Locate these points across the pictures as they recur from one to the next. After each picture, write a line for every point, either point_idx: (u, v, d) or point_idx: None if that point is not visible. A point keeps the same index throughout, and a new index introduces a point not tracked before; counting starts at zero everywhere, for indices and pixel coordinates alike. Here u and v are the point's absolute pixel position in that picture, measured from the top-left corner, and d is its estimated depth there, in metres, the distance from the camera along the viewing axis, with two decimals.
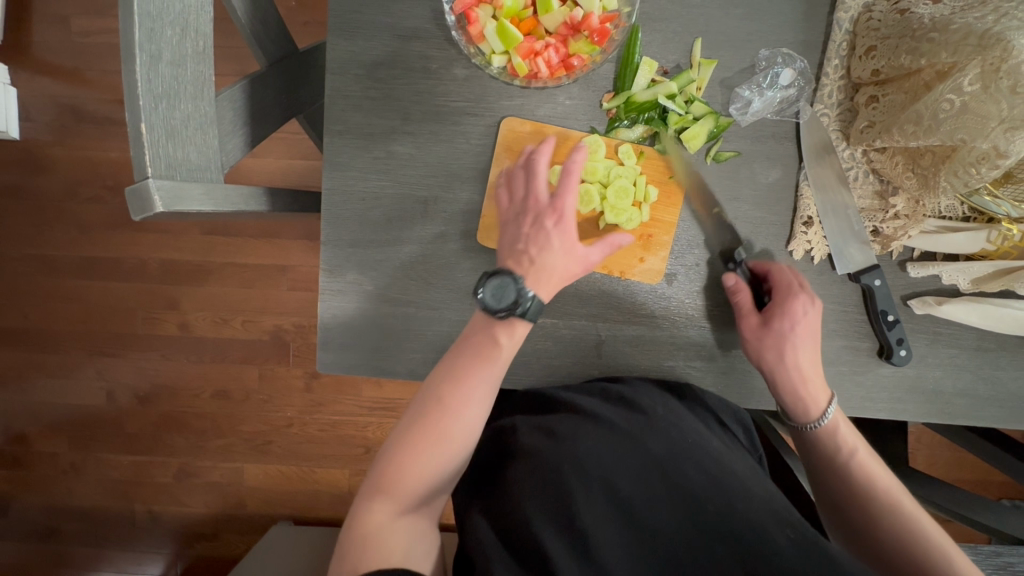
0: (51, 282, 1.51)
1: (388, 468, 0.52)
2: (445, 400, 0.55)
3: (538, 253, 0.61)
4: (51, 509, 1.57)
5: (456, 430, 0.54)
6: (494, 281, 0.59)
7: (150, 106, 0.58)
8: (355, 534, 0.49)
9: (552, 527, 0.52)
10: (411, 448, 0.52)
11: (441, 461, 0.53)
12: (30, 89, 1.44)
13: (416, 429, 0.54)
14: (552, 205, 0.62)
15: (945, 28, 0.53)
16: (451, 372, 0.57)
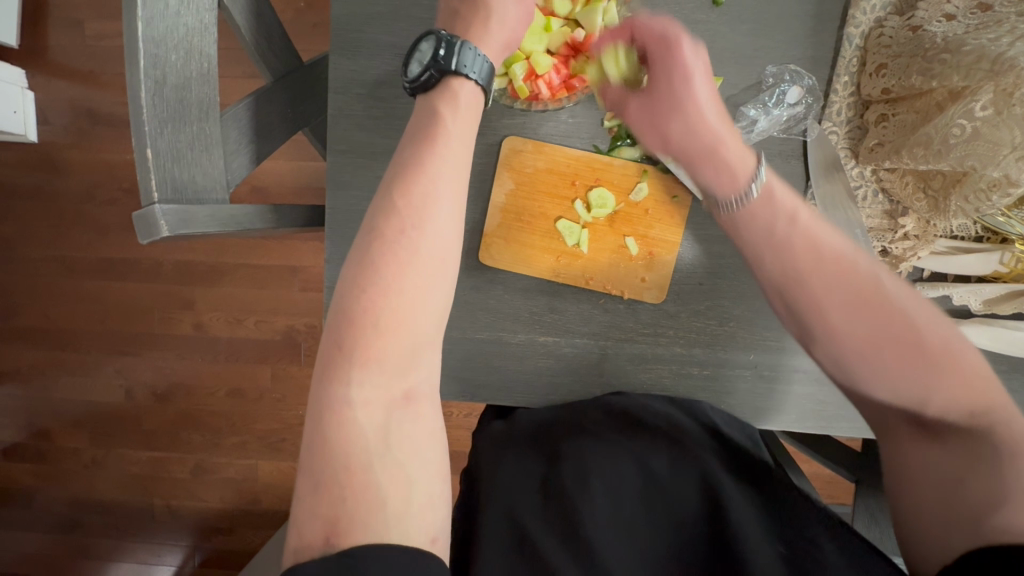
0: (71, 282, 1.55)
1: (352, 315, 0.46)
2: (402, 218, 0.48)
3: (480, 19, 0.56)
4: (74, 501, 1.62)
5: (426, 248, 0.48)
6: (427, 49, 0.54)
7: (155, 131, 0.59)
8: (337, 424, 0.44)
9: (555, 542, 0.57)
10: (370, 275, 0.46)
11: (417, 296, 0.47)
12: (46, 92, 1.46)
13: (376, 252, 0.47)
14: None
15: (957, 48, 0.51)
16: (401, 181, 0.49)
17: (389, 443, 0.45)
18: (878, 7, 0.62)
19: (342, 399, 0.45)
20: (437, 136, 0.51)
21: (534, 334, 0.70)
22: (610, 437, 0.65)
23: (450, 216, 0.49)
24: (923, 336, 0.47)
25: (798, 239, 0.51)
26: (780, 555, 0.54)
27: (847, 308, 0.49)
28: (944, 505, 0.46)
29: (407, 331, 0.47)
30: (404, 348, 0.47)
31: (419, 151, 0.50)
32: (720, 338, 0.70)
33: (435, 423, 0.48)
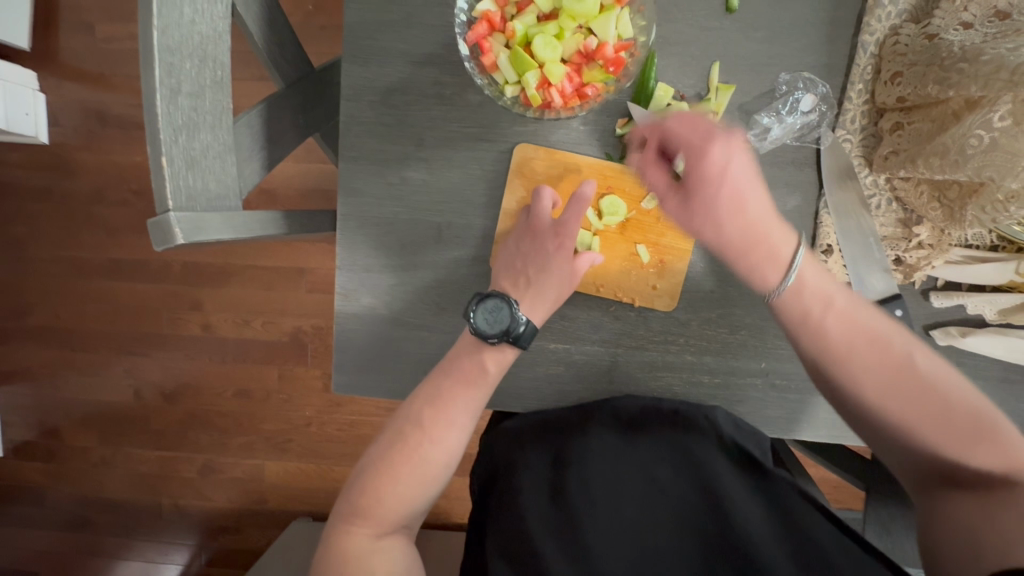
0: (81, 283, 1.56)
1: (369, 492, 0.60)
2: (424, 424, 0.63)
3: (535, 274, 0.65)
4: (84, 500, 1.63)
5: (432, 455, 0.62)
6: (488, 304, 0.62)
7: (171, 139, 0.59)
8: (339, 553, 0.58)
9: (554, 543, 0.62)
10: (390, 465, 0.61)
11: (417, 484, 0.61)
12: (58, 94, 1.47)
13: (396, 445, 0.62)
14: (556, 227, 0.65)
15: (975, 58, 0.51)
16: (425, 396, 0.64)
17: (373, 555, 0.58)
18: (894, 14, 0.61)
19: (343, 535, 0.59)
20: (470, 375, 0.63)
21: (544, 341, 0.70)
22: (614, 447, 0.70)
23: (456, 434, 0.63)
24: (952, 411, 0.54)
25: (832, 323, 0.57)
26: (788, 555, 0.58)
27: (883, 388, 0.56)
28: (960, 544, 0.51)
29: (404, 504, 0.61)
30: (398, 518, 0.61)
31: (443, 378, 0.64)
32: (731, 346, 0.69)
33: (415, 568, 0.60)
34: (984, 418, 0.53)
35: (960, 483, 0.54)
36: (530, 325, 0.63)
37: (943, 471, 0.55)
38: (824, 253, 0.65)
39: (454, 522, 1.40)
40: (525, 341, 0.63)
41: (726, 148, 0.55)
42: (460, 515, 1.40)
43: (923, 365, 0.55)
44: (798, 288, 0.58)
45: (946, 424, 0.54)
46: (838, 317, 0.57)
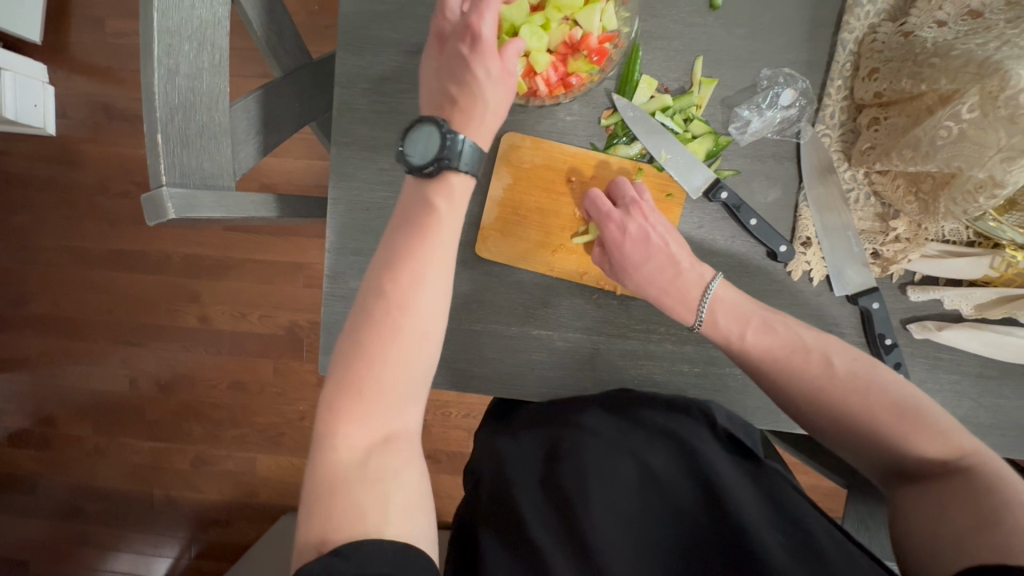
0: (82, 272, 1.58)
1: (344, 391, 0.49)
2: (388, 294, 0.51)
3: (460, 88, 0.57)
4: (76, 489, 1.64)
5: (409, 324, 0.50)
6: (414, 130, 0.55)
7: (167, 118, 0.61)
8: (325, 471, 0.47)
9: (549, 539, 0.58)
10: (360, 351, 0.49)
11: (400, 368, 0.50)
12: (66, 87, 1.50)
13: (363, 328, 0.50)
14: (465, 24, 0.55)
15: (946, 53, 0.53)
16: (392, 260, 0.52)
17: (363, 479, 0.46)
18: (873, 13, 0.63)
19: (326, 451, 0.47)
20: (430, 224, 0.53)
21: (528, 327, 0.71)
22: (607, 436, 0.66)
23: (438, 299, 0.52)
24: (879, 404, 0.58)
25: (753, 338, 0.63)
26: (784, 546, 0.54)
27: (801, 394, 0.62)
28: (929, 535, 0.50)
29: (391, 397, 0.49)
30: (383, 408, 0.49)
31: (409, 237, 0.53)
32: (712, 337, 0.70)
33: (418, 479, 0.49)
34: (906, 407, 0.57)
35: (908, 474, 0.56)
36: (463, 138, 0.54)
37: (895, 466, 0.58)
38: (803, 244, 0.67)
39: (443, 520, 1.40)
40: (459, 158, 0.54)
41: (626, 216, 0.65)
42: (449, 513, 1.40)
43: (842, 367, 0.61)
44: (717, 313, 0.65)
45: (869, 420, 0.59)
46: (756, 333, 0.63)
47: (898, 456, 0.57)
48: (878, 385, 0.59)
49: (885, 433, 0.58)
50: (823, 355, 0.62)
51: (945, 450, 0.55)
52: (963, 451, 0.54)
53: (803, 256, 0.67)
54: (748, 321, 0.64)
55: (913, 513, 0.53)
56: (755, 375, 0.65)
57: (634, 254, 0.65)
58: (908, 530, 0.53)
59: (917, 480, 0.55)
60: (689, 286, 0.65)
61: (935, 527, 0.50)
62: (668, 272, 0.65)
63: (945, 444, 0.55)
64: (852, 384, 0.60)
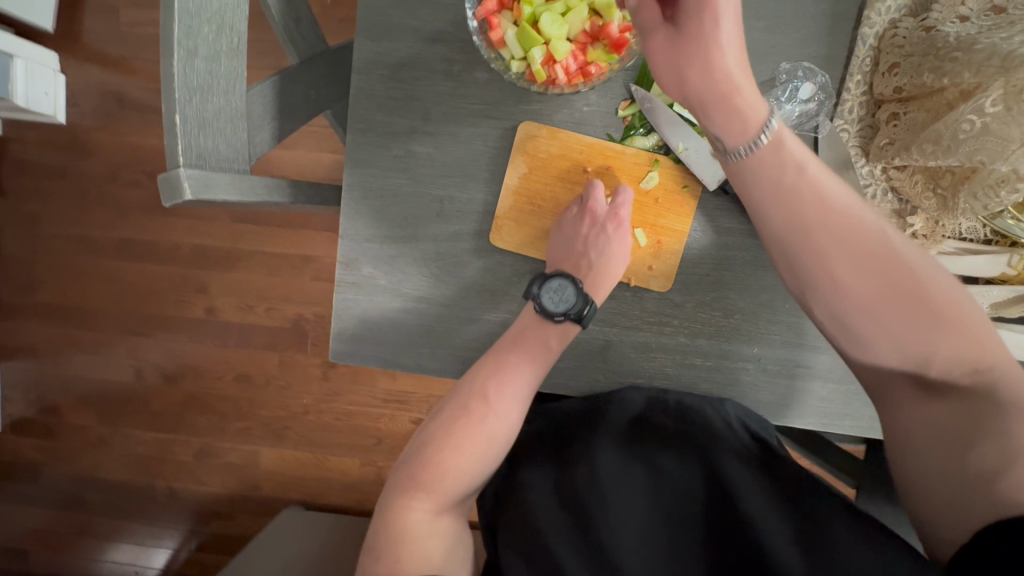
0: (90, 261, 1.58)
1: (430, 470, 0.62)
2: (487, 398, 0.65)
3: (597, 256, 0.69)
4: (78, 478, 1.64)
5: (495, 429, 0.65)
6: (554, 284, 0.68)
7: (184, 99, 0.61)
8: (397, 526, 0.58)
9: (571, 545, 0.59)
10: (454, 442, 0.63)
11: (483, 456, 0.64)
12: (78, 76, 1.51)
13: (461, 423, 0.64)
14: (612, 212, 0.68)
15: (969, 47, 0.53)
16: (490, 373, 0.66)
17: (432, 535, 0.59)
18: (894, 8, 0.63)
19: (403, 510, 0.59)
20: (527, 353, 0.67)
21: None
22: (616, 438, 0.66)
23: (520, 406, 0.67)
24: (927, 293, 0.52)
25: (806, 194, 0.54)
26: (791, 540, 0.56)
27: (853, 261, 0.53)
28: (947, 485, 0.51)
29: (464, 474, 0.63)
30: (454, 495, 0.62)
31: (505, 353, 0.66)
32: (725, 330, 0.70)
33: (461, 544, 0.62)
34: (951, 299, 0.52)
35: (928, 385, 0.54)
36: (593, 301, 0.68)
37: (915, 376, 0.55)
38: None
39: None
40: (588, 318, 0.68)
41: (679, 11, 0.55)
42: None
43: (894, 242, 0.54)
44: (774, 143, 0.55)
45: (916, 306, 0.52)
46: (811, 183, 0.54)
47: (922, 364, 0.53)
48: (928, 277, 0.53)
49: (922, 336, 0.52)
50: (878, 226, 0.54)
51: (973, 359, 0.52)
52: (992, 362, 0.52)
53: None
54: (798, 170, 0.55)
55: (922, 436, 0.54)
56: (794, 242, 0.56)
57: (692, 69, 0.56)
58: (919, 471, 0.54)
59: (941, 392, 0.53)
60: (747, 113, 0.55)
61: (950, 457, 0.51)
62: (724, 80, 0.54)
63: (976, 353, 0.52)
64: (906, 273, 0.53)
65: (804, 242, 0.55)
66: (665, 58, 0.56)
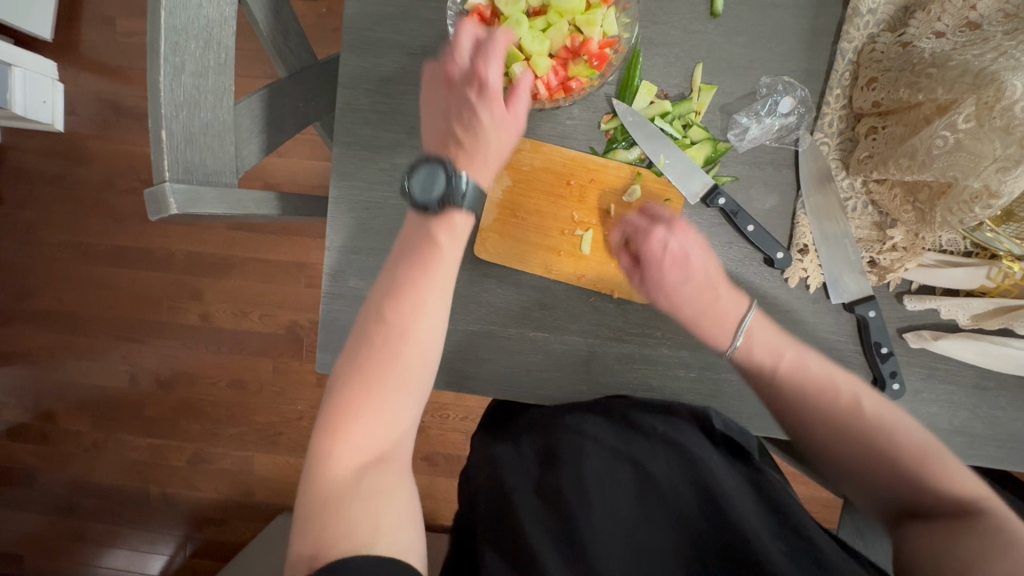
0: (85, 268, 1.59)
1: (342, 421, 0.50)
2: (388, 321, 0.54)
3: (467, 133, 0.60)
4: (73, 484, 1.64)
5: (407, 352, 0.53)
6: (422, 171, 0.57)
7: (171, 114, 0.62)
8: (317, 495, 0.47)
9: (550, 543, 0.55)
10: (362, 378, 0.52)
11: (398, 391, 0.52)
12: (75, 84, 1.52)
13: (364, 355, 0.53)
14: (477, 76, 0.59)
15: (943, 64, 0.53)
16: (390, 287, 0.55)
17: (361, 496, 0.47)
18: (872, 23, 0.63)
19: (320, 473, 0.48)
20: (429, 260, 0.56)
21: (525, 329, 0.71)
22: (608, 443, 0.66)
23: (437, 320, 0.56)
24: (902, 445, 0.56)
25: (783, 376, 0.62)
26: (787, 553, 0.52)
27: (830, 437, 0.59)
28: (938, 548, 0.49)
29: (383, 414, 0.51)
30: (380, 444, 0.51)
31: (404, 266, 0.57)
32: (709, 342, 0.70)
33: (409, 499, 0.50)
34: (932, 453, 0.55)
35: (917, 512, 0.54)
36: (472, 181, 0.59)
37: (908, 507, 0.55)
38: (800, 252, 0.67)
39: (438, 523, 1.39)
40: (468, 202, 0.58)
41: (669, 233, 0.66)
42: (446, 516, 1.40)
43: (869, 410, 0.58)
44: (751, 346, 0.63)
45: (891, 463, 0.56)
46: (788, 368, 0.61)
47: (914, 499, 0.54)
48: (903, 429, 0.57)
49: (904, 466, 0.55)
50: (854, 395, 0.59)
51: (964, 494, 0.52)
52: (980, 499, 0.52)
53: (800, 263, 0.67)
54: (775, 361, 0.62)
55: (921, 551, 0.50)
56: (777, 396, 0.62)
57: (671, 275, 0.65)
58: (913, 560, 0.50)
59: (929, 518, 0.52)
60: (725, 315, 0.65)
61: (942, 539, 0.49)
62: (705, 291, 0.65)
63: (962, 489, 0.53)
64: (880, 425, 0.57)
65: (786, 418, 0.62)
66: (651, 279, 0.67)
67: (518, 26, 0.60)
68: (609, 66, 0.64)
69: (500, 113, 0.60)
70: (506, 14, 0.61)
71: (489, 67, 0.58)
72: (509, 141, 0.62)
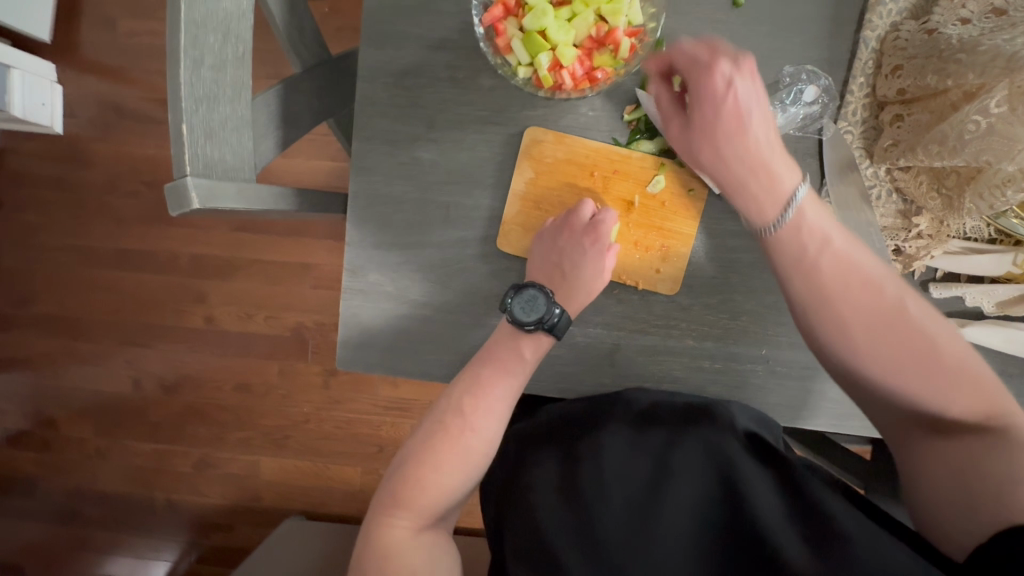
0: (88, 272, 1.57)
1: (408, 488, 0.59)
2: (463, 413, 0.62)
3: (572, 268, 0.67)
4: (76, 492, 1.62)
5: (474, 444, 0.62)
6: (524, 294, 0.65)
7: (191, 109, 0.61)
8: (377, 546, 0.56)
9: (571, 542, 0.57)
10: (432, 458, 0.60)
11: (460, 476, 0.61)
12: (76, 86, 1.51)
13: (437, 440, 0.61)
14: (592, 226, 0.67)
15: (973, 49, 0.53)
16: (469, 384, 0.64)
17: (413, 550, 0.56)
18: (895, 11, 0.64)
19: (381, 529, 0.57)
20: (506, 366, 0.64)
21: None
22: (624, 436, 0.65)
23: (500, 417, 0.64)
24: (939, 354, 0.53)
25: (827, 265, 0.55)
26: (805, 544, 0.52)
27: (868, 334, 0.54)
28: (965, 499, 0.50)
29: (443, 490, 0.60)
30: (437, 512, 0.59)
31: (482, 367, 0.65)
32: (733, 333, 0.70)
33: (448, 556, 0.59)
34: (965, 364, 0.53)
35: (939, 431, 0.55)
36: (566, 315, 0.66)
37: (929, 424, 0.55)
38: None
39: None
40: (560, 330, 0.65)
41: (734, 71, 0.55)
42: (457, 517, 1.39)
43: (912, 311, 0.54)
44: (798, 217, 0.56)
45: (933, 367, 0.53)
46: (835, 257, 0.55)
47: (939, 415, 0.54)
48: (941, 338, 0.54)
49: (935, 386, 0.53)
50: (896, 297, 0.55)
51: (987, 409, 0.52)
52: (1003, 412, 0.52)
53: None
54: (823, 245, 0.55)
55: (942, 481, 0.53)
56: (813, 300, 0.56)
57: (728, 120, 0.56)
58: (932, 499, 0.53)
59: (950, 437, 0.54)
60: (778, 181, 0.56)
61: (966, 488, 0.51)
62: (760, 152, 0.56)
63: (988, 405, 0.52)
64: (919, 329, 0.53)
65: (821, 314, 0.56)
66: (702, 126, 0.58)
67: (544, 15, 0.60)
68: (634, 56, 0.64)
69: (601, 260, 0.67)
70: (531, 3, 0.60)
71: (604, 222, 0.67)
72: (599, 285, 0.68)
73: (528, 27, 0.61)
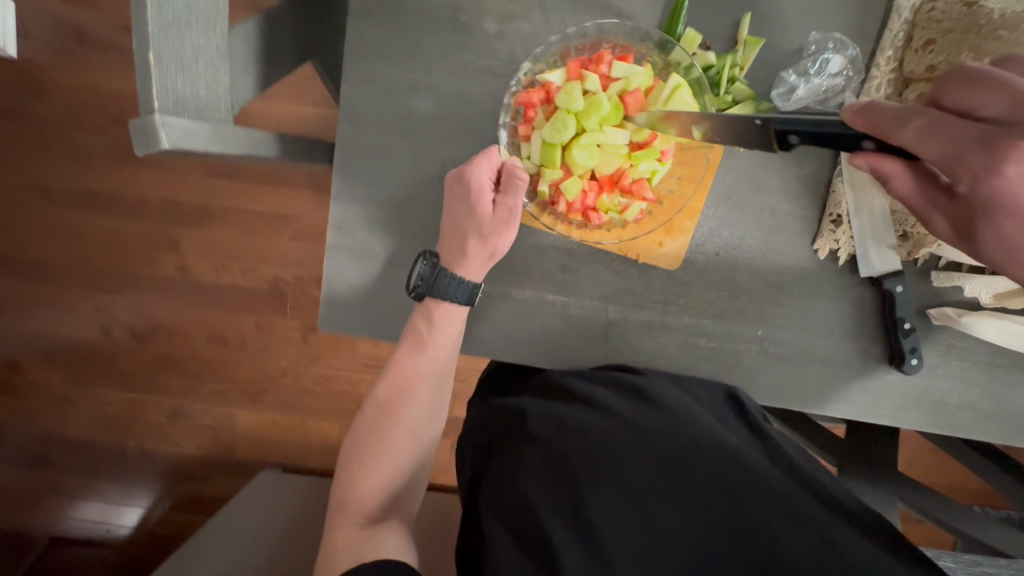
0: (50, 212, 1.47)
1: (347, 482, 0.60)
2: (388, 403, 0.63)
3: (457, 229, 0.62)
4: (43, 437, 1.58)
5: (405, 422, 0.62)
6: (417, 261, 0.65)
7: (160, 36, 0.53)
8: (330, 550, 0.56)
9: (561, 522, 0.51)
10: (365, 451, 0.61)
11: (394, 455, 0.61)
12: (31, 5, 1.36)
13: (369, 432, 0.62)
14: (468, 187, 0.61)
15: (1016, 26, 0.52)
16: (389, 377, 0.64)
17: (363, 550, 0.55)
18: None
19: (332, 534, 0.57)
20: (416, 336, 0.64)
21: (543, 292, 0.68)
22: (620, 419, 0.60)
23: (427, 398, 0.64)
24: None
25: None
26: (805, 542, 0.51)
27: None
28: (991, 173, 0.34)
29: (383, 475, 0.60)
30: (381, 500, 0.59)
31: (401, 354, 0.64)
32: (730, 311, 0.68)
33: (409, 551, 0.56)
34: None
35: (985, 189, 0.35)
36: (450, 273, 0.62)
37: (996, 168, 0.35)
38: (833, 223, 0.66)
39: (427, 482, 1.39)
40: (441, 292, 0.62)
41: None
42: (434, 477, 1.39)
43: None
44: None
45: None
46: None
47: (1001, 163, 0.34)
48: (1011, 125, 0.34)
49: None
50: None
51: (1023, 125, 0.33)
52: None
53: (832, 234, 0.66)
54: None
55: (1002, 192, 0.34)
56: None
57: None
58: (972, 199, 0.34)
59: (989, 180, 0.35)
60: None
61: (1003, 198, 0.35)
62: None
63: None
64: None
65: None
66: None
67: (564, 129, 0.59)
68: (631, 217, 0.66)
69: (487, 207, 0.61)
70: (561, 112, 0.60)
71: (475, 169, 0.61)
72: (503, 235, 0.62)
73: (547, 137, 0.61)
